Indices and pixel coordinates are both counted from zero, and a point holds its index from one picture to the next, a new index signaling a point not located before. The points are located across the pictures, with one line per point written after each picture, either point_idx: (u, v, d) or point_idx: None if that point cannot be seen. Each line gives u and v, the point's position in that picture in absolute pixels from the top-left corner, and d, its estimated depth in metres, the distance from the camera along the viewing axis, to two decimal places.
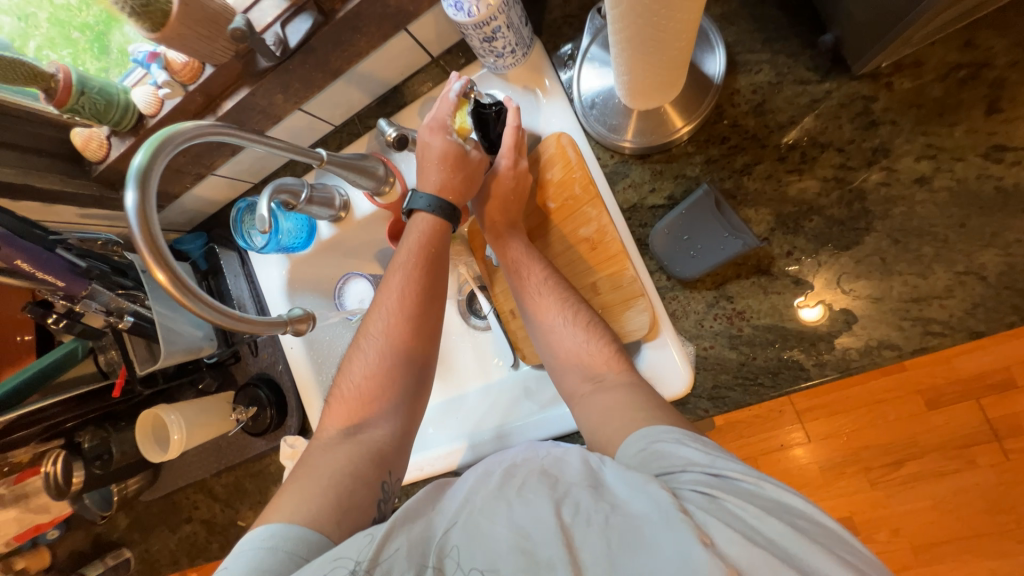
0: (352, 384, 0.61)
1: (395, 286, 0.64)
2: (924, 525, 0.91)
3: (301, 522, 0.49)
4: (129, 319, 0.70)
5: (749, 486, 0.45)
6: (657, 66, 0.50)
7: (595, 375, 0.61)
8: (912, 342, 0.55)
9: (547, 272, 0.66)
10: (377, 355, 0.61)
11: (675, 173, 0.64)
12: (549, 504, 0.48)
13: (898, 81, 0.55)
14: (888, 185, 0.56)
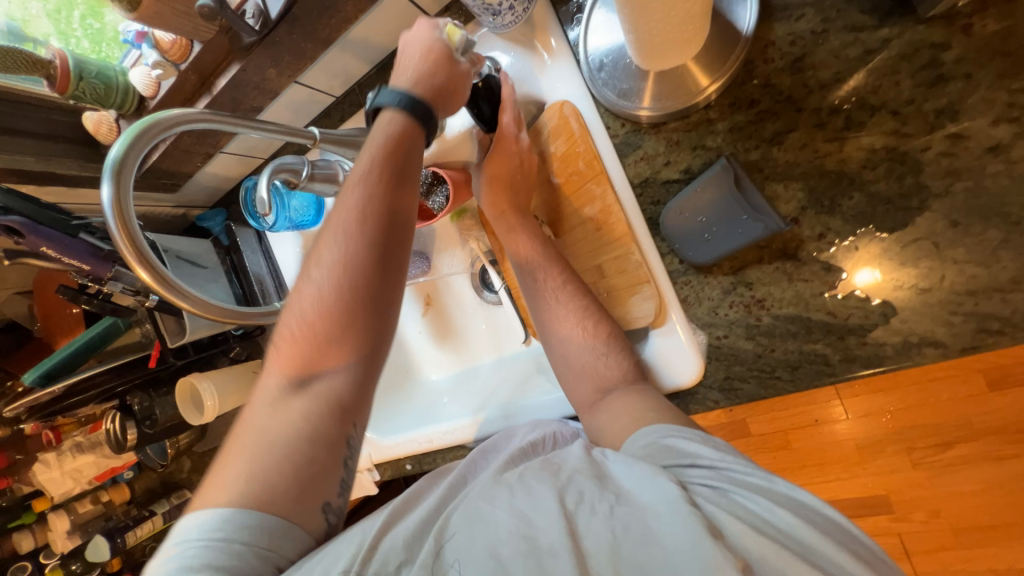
0: (293, 324, 0.48)
1: (345, 204, 0.48)
2: (972, 511, 0.84)
3: (252, 504, 0.40)
4: (154, 298, 0.73)
5: (761, 481, 0.44)
6: (666, 21, 0.43)
7: (606, 385, 0.60)
8: (962, 340, 0.48)
9: (564, 276, 0.63)
10: (319, 292, 0.47)
11: (693, 143, 0.56)
12: (550, 492, 0.46)
13: (979, 22, 0.44)
14: (952, 155, 0.46)
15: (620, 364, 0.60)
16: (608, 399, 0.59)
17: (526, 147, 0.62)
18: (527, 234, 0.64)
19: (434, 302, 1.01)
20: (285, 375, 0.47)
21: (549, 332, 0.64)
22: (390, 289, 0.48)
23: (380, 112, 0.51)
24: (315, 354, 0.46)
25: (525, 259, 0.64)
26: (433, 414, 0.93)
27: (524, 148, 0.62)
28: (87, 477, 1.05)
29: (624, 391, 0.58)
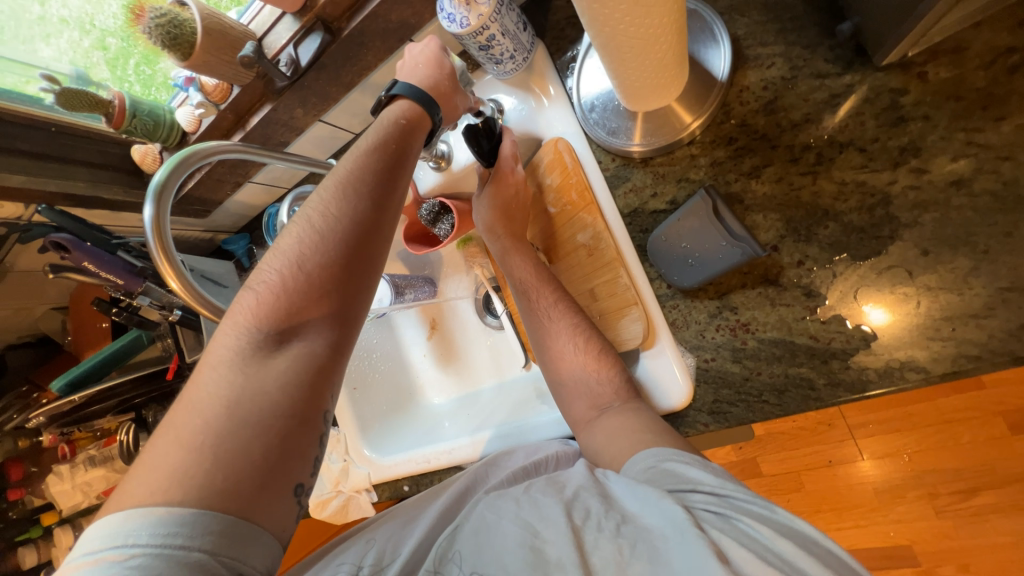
0: (270, 288, 0.52)
1: (336, 181, 0.53)
2: (998, 562, 0.89)
3: (203, 494, 0.41)
4: (177, 312, 0.79)
5: (762, 509, 0.44)
6: (648, 66, 0.48)
7: (600, 403, 0.62)
8: (942, 365, 0.50)
9: (556, 295, 0.67)
10: (303, 260, 0.52)
11: (677, 177, 0.61)
12: (557, 506, 0.51)
13: (933, 70, 0.48)
14: (917, 189, 0.49)
15: (612, 383, 0.63)
16: (603, 418, 0.61)
17: (523, 178, 0.68)
18: (523, 257, 0.69)
19: (439, 325, 1.05)
20: (256, 335, 0.50)
21: (543, 349, 0.67)
22: (370, 263, 0.55)
23: (394, 100, 0.59)
24: (294, 316, 0.51)
25: (520, 280, 0.69)
26: (433, 435, 0.94)
27: (521, 181, 0.68)
28: (94, 492, 1.08)
29: (616, 410, 0.60)
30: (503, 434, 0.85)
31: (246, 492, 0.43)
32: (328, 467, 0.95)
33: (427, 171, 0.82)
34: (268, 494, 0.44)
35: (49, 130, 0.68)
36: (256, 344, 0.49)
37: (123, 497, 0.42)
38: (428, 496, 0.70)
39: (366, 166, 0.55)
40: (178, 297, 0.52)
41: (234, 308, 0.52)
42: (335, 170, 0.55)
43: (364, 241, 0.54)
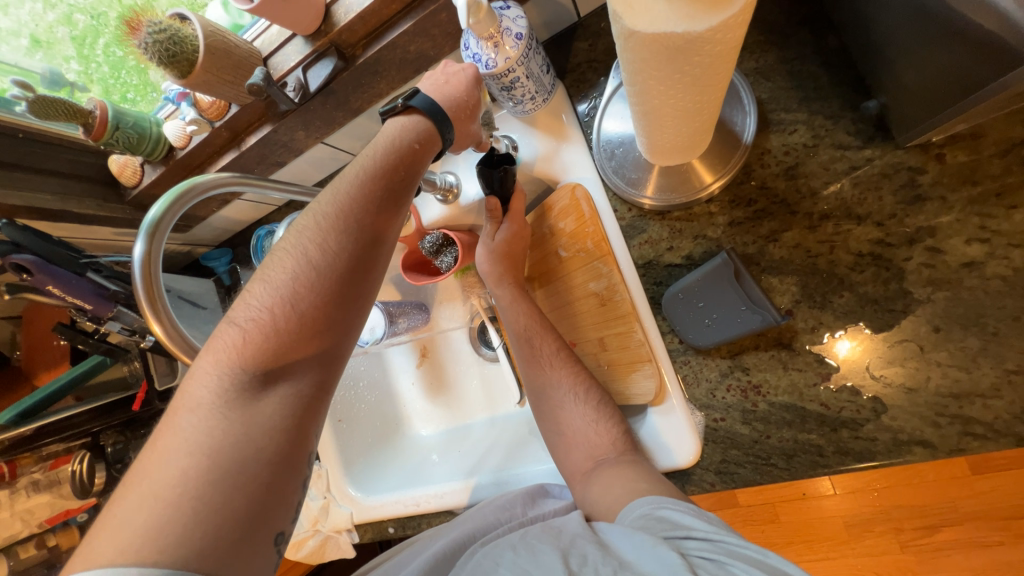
0: (254, 322, 0.46)
1: (336, 207, 0.48)
2: None
3: (174, 557, 0.35)
4: (150, 339, 0.74)
5: (754, 554, 0.43)
6: (685, 132, 0.47)
7: (598, 455, 0.62)
8: (948, 442, 0.50)
9: (558, 343, 0.67)
10: (294, 290, 0.47)
11: (694, 233, 0.60)
12: (554, 554, 0.51)
13: (950, 153, 0.49)
14: (932, 267, 0.50)
15: (612, 436, 0.62)
16: (601, 470, 0.60)
17: (523, 222, 0.68)
18: (523, 302, 0.69)
19: (429, 354, 1.01)
20: (238, 376, 0.44)
21: (543, 397, 0.67)
22: (365, 294, 0.51)
23: (407, 114, 0.53)
24: (283, 355, 0.46)
25: (521, 326, 0.69)
26: (422, 474, 0.90)
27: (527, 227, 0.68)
28: (37, 520, 0.95)
29: (615, 462, 0.60)
30: (496, 481, 0.82)
31: (226, 549, 0.37)
32: (305, 505, 0.88)
33: (432, 202, 0.79)
34: (249, 550, 0.38)
35: (17, 136, 0.62)
36: (238, 385, 0.44)
37: (86, 557, 0.36)
38: (425, 543, 0.71)
39: (369, 189, 0.49)
40: (160, 343, 0.47)
41: (213, 344, 0.46)
42: (335, 189, 0.49)
43: (362, 270, 0.49)
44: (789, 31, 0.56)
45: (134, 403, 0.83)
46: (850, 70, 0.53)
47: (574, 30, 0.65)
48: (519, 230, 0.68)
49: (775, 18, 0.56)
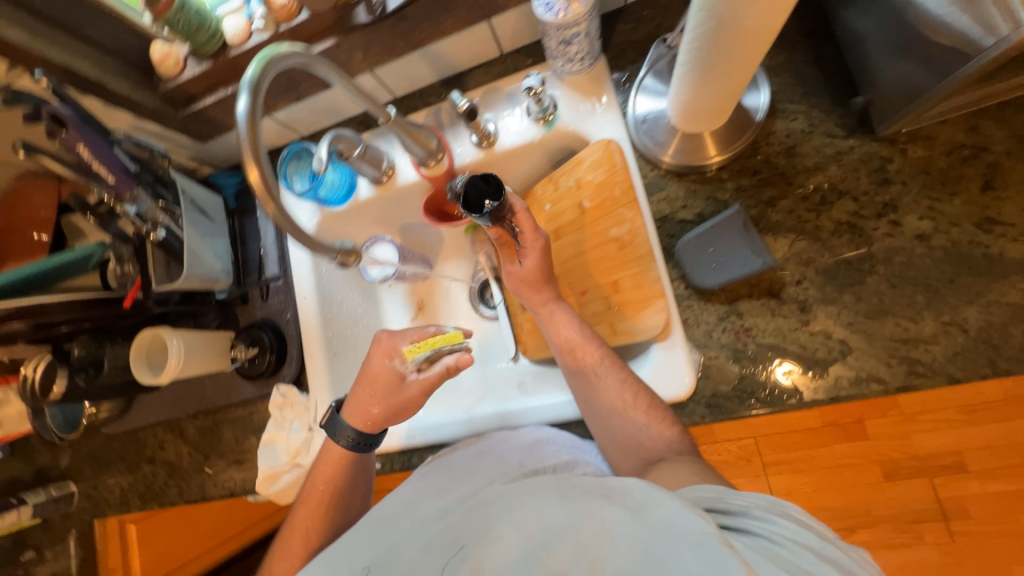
0: (352, 404, 0.79)
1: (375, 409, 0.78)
2: None
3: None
4: (161, 231, 0.72)
5: (810, 542, 0.48)
6: (720, 87, 0.58)
7: (652, 456, 0.66)
8: (897, 378, 0.61)
9: (603, 351, 0.71)
10: (372, 418, 0.78)
11: (706, 194, 0.70)
12: (568, 526, 0.53)
13: (911, 148, 0.63)
14: (892, 236, 0.63)
15: (662, 437, 0.66)
16: (654, 469, 0.63)
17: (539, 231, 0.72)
18: (568, 314, 0.74)
19: (426, 307, 1.04)
20: (346, 445, 0.78)
21: (594, 400, 0.70)
22: (410, 395, 0.76)
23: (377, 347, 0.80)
24: (377, 410, 0.78)
25: (567, 339, 0.73)
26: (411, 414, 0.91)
27: (536, 241, 0.72)
28: None
29: (671, 462, 0.63)
30: (499, 409, 0.85)
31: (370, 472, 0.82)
32: (287, 436, 0.86)
33: (465, 142, 0.82)
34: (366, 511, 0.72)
35: None
36: (352, 442, 0.78)
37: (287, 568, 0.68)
38: (430, 492, 0.73)
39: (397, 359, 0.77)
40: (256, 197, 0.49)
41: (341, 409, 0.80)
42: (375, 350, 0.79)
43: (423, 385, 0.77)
44: (797, 40, 0.68)
45: (124, 302, 0.76)
46: (842, 75, 0.66)
47: (619, 14, 0.76)
48: (543, 241, 0.72)
49: (787, 27, 0.69)
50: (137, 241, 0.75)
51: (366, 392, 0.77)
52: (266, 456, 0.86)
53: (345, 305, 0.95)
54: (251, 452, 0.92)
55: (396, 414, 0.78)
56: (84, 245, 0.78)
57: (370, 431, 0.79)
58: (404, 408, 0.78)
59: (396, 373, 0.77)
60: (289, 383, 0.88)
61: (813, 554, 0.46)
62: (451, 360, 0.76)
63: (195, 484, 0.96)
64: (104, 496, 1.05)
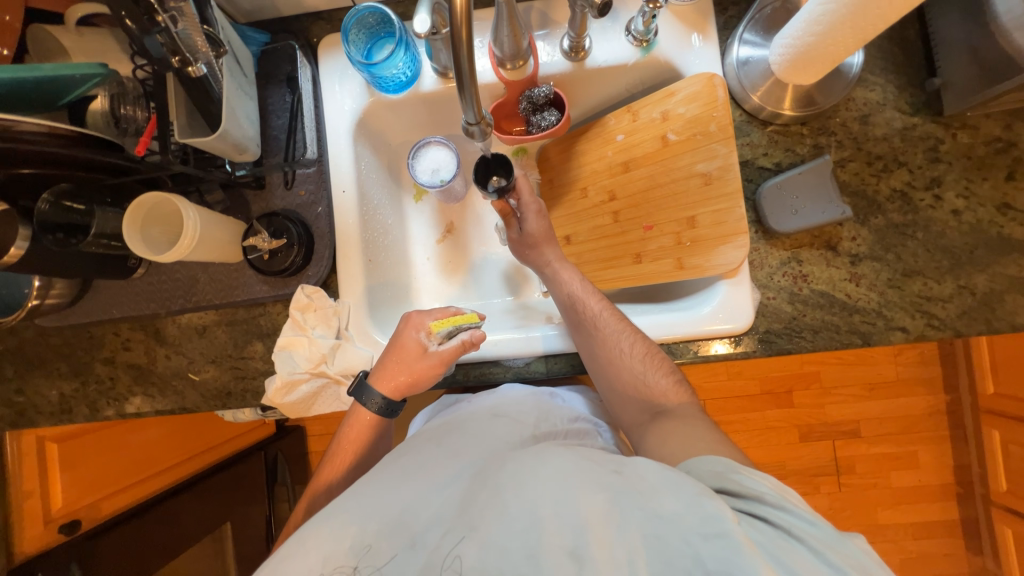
0: (377, 369, 0.74)
1: (401, 378, 0.72)
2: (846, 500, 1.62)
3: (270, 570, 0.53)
4: (200, 67, 0.58)
5: (822, 533, 0.47)
6: (838, 44, 0.59)
7: (655, 410, 0.68)
8: (917, 330, 0.71)
9: (603, 303, 0.75)
10: (397, 386, 0.72)
11: (787, 146, 0.75)
12: (572, 500, 0.49)
13: (960, 134, 0.72)
14: (933, 208, 0.72)
15: (662, 388, 0.69)
16: (657, 422, 0.66)
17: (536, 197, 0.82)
18: (570, 272, 0.80)
19: (456, 231, 0.97)
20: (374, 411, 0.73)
21: (595, 352, 0.73)
22: (438, 367, 0.72)
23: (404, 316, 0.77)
24: (407, 379, 0.72)
25: (570, 295, 0.78)
26: None
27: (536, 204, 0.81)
28: None
29: (673, 412, 0.66)
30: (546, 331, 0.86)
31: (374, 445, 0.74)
32: (310, 341, 0.76)
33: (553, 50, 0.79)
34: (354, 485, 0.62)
35: None
36: (379, 411, 0.73)
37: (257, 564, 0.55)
38: (416, 453, 0.64)
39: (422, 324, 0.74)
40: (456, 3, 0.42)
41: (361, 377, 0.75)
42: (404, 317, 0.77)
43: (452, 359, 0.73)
44: None
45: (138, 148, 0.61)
46: (916, 59, 0.73)
47: None
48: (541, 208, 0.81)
49: None
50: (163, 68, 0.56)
51: (389, 361, 0.73)
52: (282, 362, 0.76)
53: (379, 210, 0.87)
54: (254, 359, 0.81)
55: (419, 387, 0.73)
56: (88, 65, 0.57)
57: (397, 400, 0.73)
58: (422, 380, 0.73)
59: (421, 345, 0.73)
60: (316, 284, 0.79)
61: (834, 554, 0.45)
62: (465, 335, 0.73)
63: (172, 391, 0.82)
64: (29, 402, 0.85)
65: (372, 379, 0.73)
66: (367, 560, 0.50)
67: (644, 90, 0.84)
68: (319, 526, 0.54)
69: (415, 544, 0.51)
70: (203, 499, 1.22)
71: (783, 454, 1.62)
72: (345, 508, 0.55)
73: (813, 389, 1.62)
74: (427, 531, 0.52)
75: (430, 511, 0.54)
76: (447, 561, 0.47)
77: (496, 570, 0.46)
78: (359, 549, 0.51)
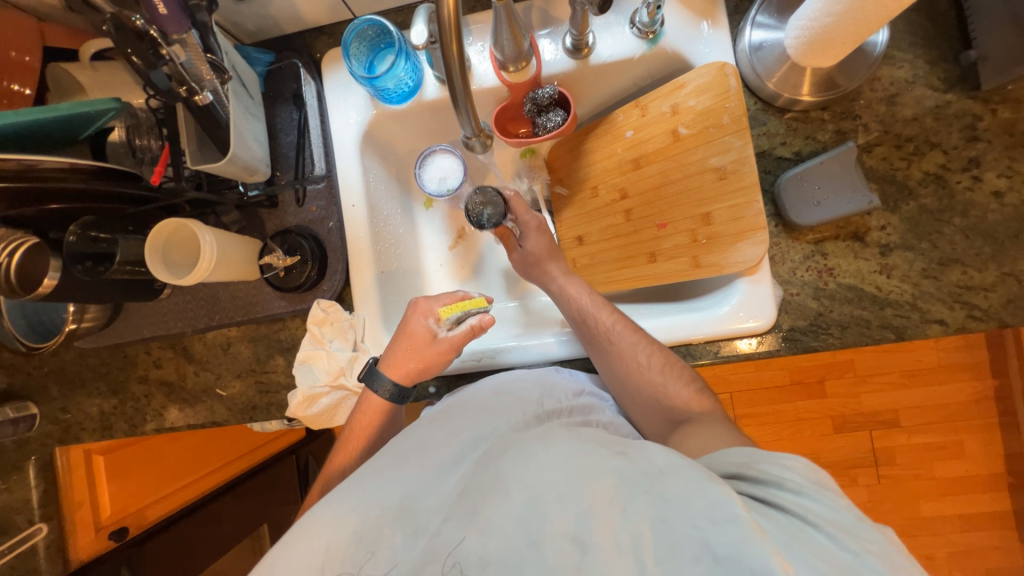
0: (387, 355, 0.74)
1: (413, 362, 0.73)
2: (885, 492, 1.55)
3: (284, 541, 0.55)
4: (207, 95, 0.58)
5: (847, 524, 0.44)
6: (856, 26, 0.55)
7: (677, 419, 0.67)
8: (957, 320, 0.67)
9: (614, 315, 0.73)
10: (410, 371, 0.73)
11: (807, 133, 0.71)
12: (580, 486, 0.49)
13: (1001, 109, 0.66)
14: (972, 190, 0.67)
15: (682, 397, 0.68)
16: (680, 429, 0.64)
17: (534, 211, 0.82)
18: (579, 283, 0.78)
19: (467, 236, 0.96)
20: (386, 395, 0.73)
21: (610, 366, 0.71)
22: (450, 351, 0.74)
23: (411, 302, 0.77)
24: (419, 364, 0.73)
25: (580, 309, 0.75)
26: None
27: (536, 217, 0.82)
28: None
29: (696, 420, 0.64)
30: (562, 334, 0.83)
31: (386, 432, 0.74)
32: (328, 354, 0.78)
33: (555, 50, 0.77)
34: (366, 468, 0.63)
35: None
36: (391, 395, 0.73)
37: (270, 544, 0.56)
38: (427, 430, 0.64)
39: (430, 309, 0.75)
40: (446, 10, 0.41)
41: (372, 363, 0.75)
42: (411, 303, 0.77)
43: (462, 343, 0.74)
44: None
45: (153, 177, 0.64)
46: (949, 30, 0.68)
47: None
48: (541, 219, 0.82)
49: None
50: (173, 99, 0.59)
51: (399, 348, 0.74)
52: (302, 375, 0.77)
53: (388, 220, 0.87)
54: (276, 373, 0.83)
55: (432, 372, 0.74)
56: (103, 102, 0.59)
57: (408, 384, 0.74)
58: (432, 366, 0.74)
59: (430, 332, 0.73)
60: (331, 298, 0.80)
61: (855, 540, 0.43)
62: (474, 321, 0.74)
63: (202, 406, 0.85)
64: (75, 419, 0.90)
65: (383, 365, 0.74)
66: (374, 542, 0.52)
67: (652, 83, 0.81)
68: (322, 513, 0.55)
69: (417, 532, 0.52)
70: (240, 505, 1.27)
71: (816, 445, 1.57)
72: (351, 496, 0.56)
73: (846, 379, 1.55)
74: (429, 515, 0.53)
75: (431, 500, 0.55)
76: (447, 550, 0.48)
77: (499, 558, 0.46)
78: (364, 535, 0.52)
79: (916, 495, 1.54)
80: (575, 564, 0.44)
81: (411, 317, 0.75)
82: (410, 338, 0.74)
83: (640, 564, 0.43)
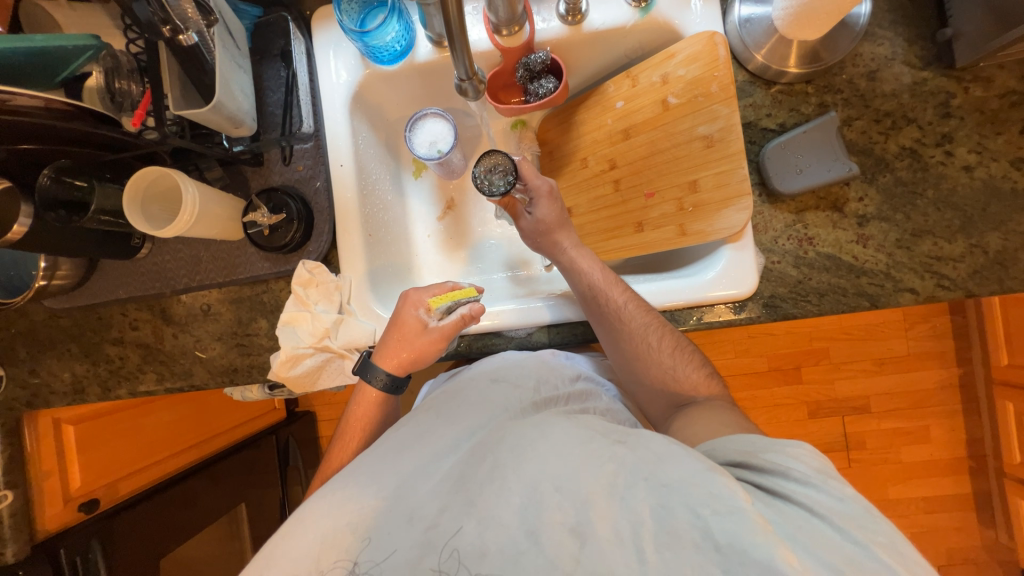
0: (381, 346, 0.74)
1: (405, 352, 0.72)
2: (855, 475, 1.61)
3: (281, 531, 0.55)
4: (192, 36, 0.57)
5: (847, 510, 0.46)
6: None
7: (679, 403, 0.69)
8: (927, 290, 0.69)
9: (627, 294, 0.72)
10: (402, 362, 0.73)
11: (792, 105, 0.73)
12: (581, 476, 0.49)
13: (973, 88, 0.69)
14: (944, 164, 0.69)
15: (691, 381, 0.70)
16: (684, 412, 0.66)
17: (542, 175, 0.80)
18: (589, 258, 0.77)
19: (456, 207, 0.96)
20: (381, 386, 0.73)
21: (620, 346, 0.71)
22: (441, 340, 0.72)
23: (404, 294, 0.77)
24: (411, 355, 0.72)
25: (591, 286, 0.74)
26: None
27: (544, 183, 0.80)
28: None
29: (701, 403, 0.66)
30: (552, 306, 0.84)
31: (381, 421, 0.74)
32: (313, 316, 0.77)
33: (548, 16, 0.77)
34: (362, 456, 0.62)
35: None
36: (386, 386, 0.73)
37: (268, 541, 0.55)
38: (427, 419, 0.64)
39: (421, 301, 0.74)
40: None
41: (365, 355, 0.75)
42: (403, 296, 0.76)
43: (453, 333, 0.73)
44: None
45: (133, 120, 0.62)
46: (926, 10, 0.71)
47: None
48: (551, 184, 0.81)
49: None
50: (152, 34, 0.56)
51: (392, 339, 0.73)
52: (285, 336, 0.76)
53: (377, 185, 0.86)
54: (259, 336, 0.81)
55: (424, 362, 0.73)
56: (84, 36, 0.57)
57: (401, 375, 0.74)
58: (424, 355, 0.72)
59: (420, 322, 0.73)
60: (317, 260, 0.79)
61: (860, 532, 0.44)
62: (464, 310, 0.73)
63: (180, 369, 0.83)
64: (45, 383, 0.87)
65: (376, 357, 0.74)
66: (370, 539, 0.51)
67: (643, 55, 0.83)
68: (319, 503, 0.55)
69: (412, 519, 0.51)
70: (218, 482, 1.24)
71: (792, 430, 1.62)
72: (346, 486, 0.55)
73: (821, 366, 1.60)
74: (425, 504, 0.52)
75: (426, 484, 0.55)
76: (446, 539, 0.49)
77: (497, 548, 0.47)
78: (360, 527, 0.52)
79: (884, 478, 1.60)
80: (574, 556, 0.46)
81: (403, 309, 0.74)
82: (401, 330, 0.73)
83: (639, 553, 0.44)
